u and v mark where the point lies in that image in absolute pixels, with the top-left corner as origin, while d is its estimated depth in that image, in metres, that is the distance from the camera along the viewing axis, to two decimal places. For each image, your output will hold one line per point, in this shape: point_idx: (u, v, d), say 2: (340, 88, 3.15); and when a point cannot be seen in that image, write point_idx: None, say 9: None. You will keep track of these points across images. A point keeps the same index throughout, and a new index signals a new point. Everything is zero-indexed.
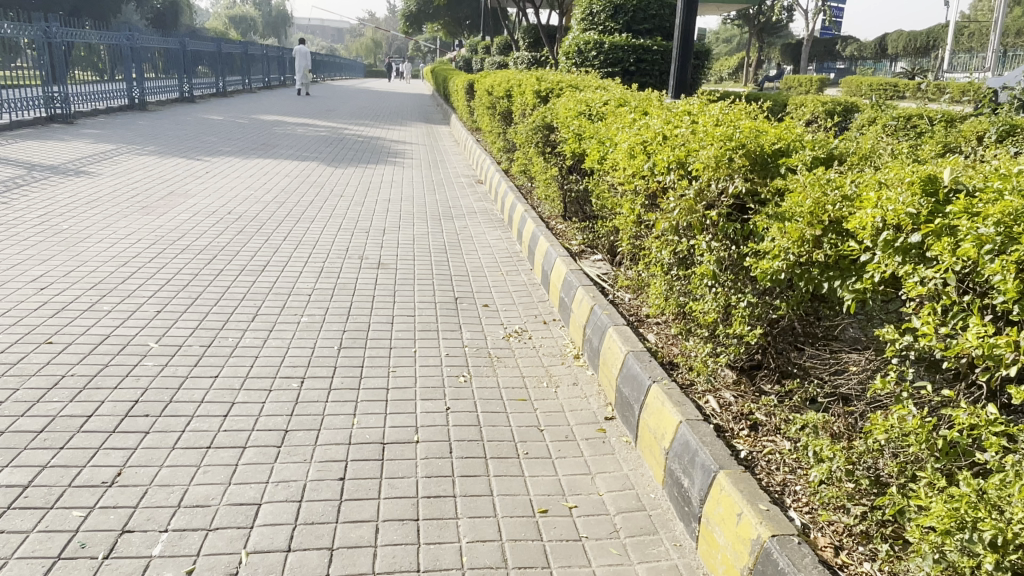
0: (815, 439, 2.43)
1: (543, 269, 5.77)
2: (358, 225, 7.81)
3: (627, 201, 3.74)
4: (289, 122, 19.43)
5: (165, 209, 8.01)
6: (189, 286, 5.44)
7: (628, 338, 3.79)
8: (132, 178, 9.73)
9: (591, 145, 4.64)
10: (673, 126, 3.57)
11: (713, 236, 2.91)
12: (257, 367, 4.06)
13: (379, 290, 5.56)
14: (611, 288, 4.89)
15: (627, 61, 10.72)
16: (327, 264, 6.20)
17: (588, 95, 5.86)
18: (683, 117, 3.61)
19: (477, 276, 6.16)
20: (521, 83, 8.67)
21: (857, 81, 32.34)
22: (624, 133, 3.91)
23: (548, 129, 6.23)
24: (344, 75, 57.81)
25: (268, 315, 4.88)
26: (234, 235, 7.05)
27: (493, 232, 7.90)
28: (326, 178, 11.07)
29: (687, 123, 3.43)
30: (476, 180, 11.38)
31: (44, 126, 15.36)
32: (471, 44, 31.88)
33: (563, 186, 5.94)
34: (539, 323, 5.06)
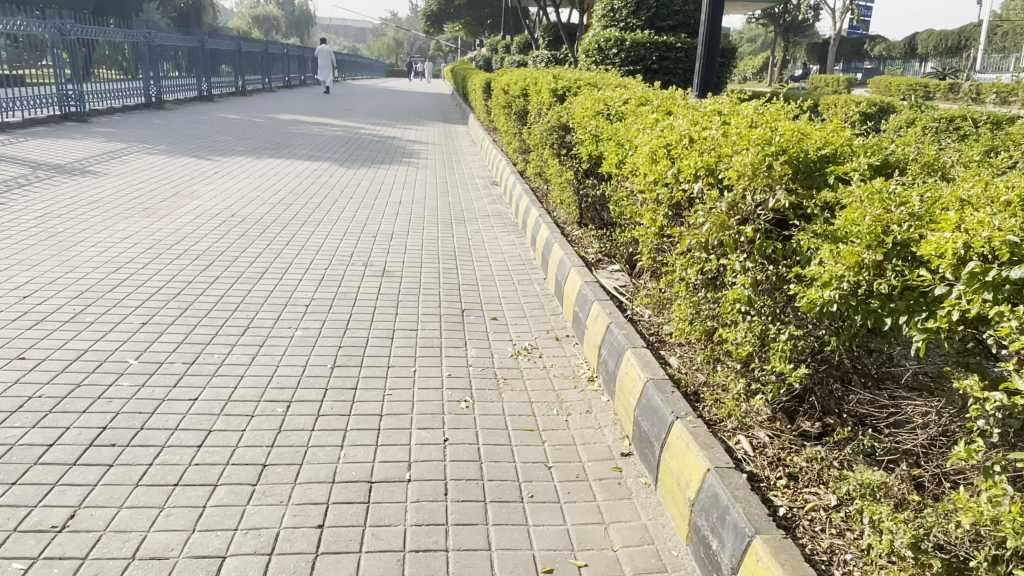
0: (873, 505, 2.04)
1: (557, 280, 5.39)
2: (365, 229, 7.48)
3: (648, 211, 3.34)
4: (305, 121, 19.19)
5: (167, 211, 7.74)
6: (180, 295, 5.13)
7: (648, 364, 3.42)
8: (138, 179, 9.47)
9: (609, 148, 4.25)
10: (700, 126, 3.17)
11: (748, 256, 2.51)
12: (241, 388, 3.73)
13: (381, 300, 5.22)
14: (631, 303, 4.50)
15: (650, 59, 10.30)
16: (328, 272, 5.87)
17: (608, 93, 5.46)
18: (713, 117, 3.21)
19: (486, 286, 5.79)
20: (538, 80, 8.29)
21: (886, 81, 31.56)
22: (645, 135, 3.52)
23: (564, 130, 5.85)
24: (365, 75, 57.71)
25: (261, 329, 4.55)
26: (235, 240, 6.74)
27: (507, 237, 7.54)
28: (337, 179, 10.75)
29: (717, 124, 3.03)
30: (492, 181, 11.03)
31: (59, 124, 15.24)
32: (492, 43, 31.56)
33: (579, 190, 5.55)
34: (551, 340, 4.68)
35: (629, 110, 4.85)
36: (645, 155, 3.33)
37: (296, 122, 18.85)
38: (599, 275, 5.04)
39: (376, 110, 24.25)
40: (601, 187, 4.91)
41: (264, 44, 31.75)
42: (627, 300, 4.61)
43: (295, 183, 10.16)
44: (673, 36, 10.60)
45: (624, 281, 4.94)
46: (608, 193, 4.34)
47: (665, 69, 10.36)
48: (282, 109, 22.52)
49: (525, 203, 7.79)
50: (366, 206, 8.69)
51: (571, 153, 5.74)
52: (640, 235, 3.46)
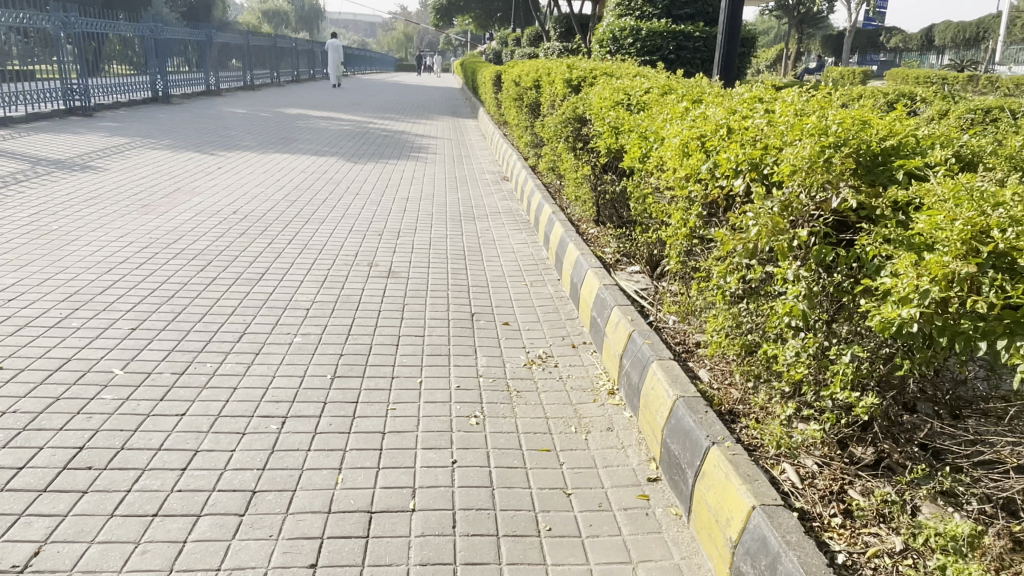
0: (959, 564, 1.75)
1: (573, 281, 5.08)
2: (371, 227, 7.20)
3: (678, 210, 3.02)
4: (312, 116, 18.91)
5: (167, 208, 7.46)
6: (174, 298, 4.84)
7: (676, 379, 3.11)
8: (139, 175, 9.21)
9: (632, 141, 3.92)
10: (739, 116, 2.85)
11: (801, 263, 2.16)
12: (232, 402, 3.45)
13: (387, 303, 4.93)
14: (654, 310, 4.18)
15: (666, 49, 9.94)
16: (331, 272, 5.58)
17: (627, 83, 5.13)
18: (752, 105, 2.89)
19: (497, 288, 5.48)
20: (551, 71, 7.96)
21: (902, 74, 30.98)
22: (674, 126, 3.20)
23: (580, 122, 5.52)
24: (374, 69, 57.39)
25: (258, 336, 4.26)
26: (235, 238, 6.45)
27: (519, 234, 7.23)
28: (343, 175, 10.46)
29: (759, 113, 2.71)
30: (502, 176, 10.71)
31: (63, 119, 14.99)
32: (502, 36, 31.19)
33: (596, 187, 5.23)
34: (567, 347, 4.37)
35: (652, 100, 4.52)
36: (676, 148, 3.01)
37: (303, 117, 18.57)
38: (618, 278, 4.73)
39: (385, 104, 23.96)
40: (621, 183, 4.58)
41: (273, 38, 31.48)
42: (649, 305, 4.29)
43: (300, 179, 9.89)
44: (691, 25, 10.24)
45: (645, 284, 4.62)
46: (630, 190, 4.03)
47: (683, 59, 9.99)
48: (290, 103, 22.24)
49: (537, 199, 7.49)
50: (372, 203, 8.40)
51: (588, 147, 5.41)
52: (669, 236, 3.14)
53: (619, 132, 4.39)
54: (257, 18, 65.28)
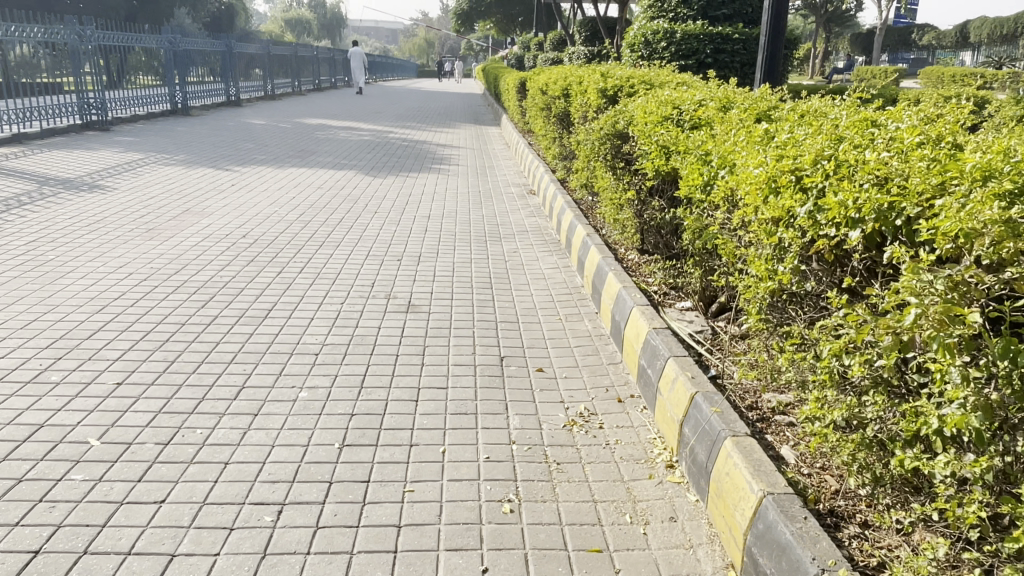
0: None
1: (614, 318, 4.51)
2: (390, 251, 6.67)
3: (763, 259, 2.46)
4: (332, 126, 18.53)
5: (173, 231, 7.02)
6: (169, 342, 4.35)
7: (759, 464, 2.51)
8: (148, 194, 8.79)
9: (692, 166, 3.38)
10: (844, 144, 2.30)
11: (975, 356, 1.66)
12: (222, 484, 2.95)
13: (405, 345, 4.40)
14: (715, 360, 3.59)
15: (703, 53, 9.35)
16: (344, 307, 5.07)
17: (673, 94, 4.59)
18: (861, 133, 2.34)
19: (527, 324, 4.92)
20: (580, 81, 7.43)
21: (936, 72, 29.95)
22: (756, 154, 2.64)
23: (621, 138, 4.95)
24: (396, 76, 57.22)
25: (258, 392, 3.76)
26: (243, 266, 5.97)
27: (549, 257, 6.68)
28: (361, 190, 9.96)
29: (878, 145, 2.17)
30: (528, 189, 10.17)
31: (79, 134, 14.70)
32: (524, 41, 30.71)
33: (640, 213, 4.66)
34: (611, 400, 3.79)
35: (709, 116, 3.98)
36: (759, 184, 2.46)
37: (323, 127, 18.17)
38: (669, 317, 4.14)
39: (407, 112, 23.56)
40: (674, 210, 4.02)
41: (294, 47, 31.28)
42: (710, 354, 3.70)
43: (316, 195, 9.41)
44: (729, 26, 9.62)
45: (703, 326, 4.03)
46: (688, 222, 3.47)
47: (721, 63, 9.36)
48: (310, 113, 21.88)
49: (569, 217, 6.92)
50: (390, 222, 7.89)
51: (630, 166, 4.86)
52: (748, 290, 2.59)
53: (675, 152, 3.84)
54: (280, 27, 65.55)
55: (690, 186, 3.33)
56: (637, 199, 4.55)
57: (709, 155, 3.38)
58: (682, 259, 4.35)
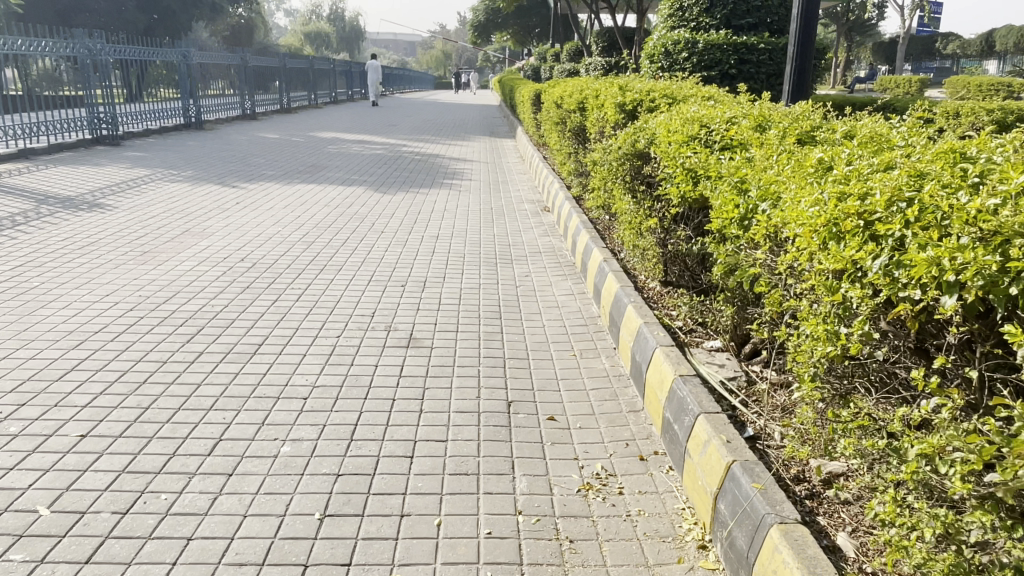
0: None
1: (634, 358, 4.09)
2: (394, 276, 6.25)
3: (821, 318, 2.09)
4: (345, 140, 18.26)
5: (168, 254, 6.68)
6: (146, 385, 3.97)
7: (814, 566, 2.08)
8: (149, 213, 8.47)
9: (727, 196, 2.98)
10: (931, 182, 1.97)
11: None
12: (181, 568, 2.56)
13: (404, 388, 4.00)
14: (753, 417, 3.16)
15: (727, 63, 8.96)
16: (341, 341, 4.67)
17: (698, 110, 4.18)
18: (951, 170, 2.03)
19: (538, 362, 4.49)
20: (596, 94, 7.04)
21: (962, 81, 29.27)
22: (812, 189, 2.27)
23: (641, 158, 4.52)
24: (413, 88, 57.16)
25: (236, 447, 3.36)
26: (236, 294, 5.60)
27: (564, 282, 6.26)
28: (368, 208, 9.56)
29: (980, 188, 1.84)
30: (543, 206, 9.77)
31: (88, 149, 14.50)
32: (541, 52, 30.45)
33: (663, 242, 4.22)
34: (632, 457, 3.36)
35: (745, 136, 3.57)
36: (818, 232, 2.12)
37: (335, 141, 17.91)
38: (697, 362, 3.71)
39: (422, 125, 23.31)
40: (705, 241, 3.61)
41: (311, 59, 31.17)
42: (746, 408, 3.28)
43: (321, 213, 9.03)
44: (754, 36, 9.21)
45: (736, 371, 3.60)
46: (721, 259, 3.06)
47: (746, 74, 8.96)
48: (324, 126, 21.66)
49: (584, 239, 6.50)
50: (397, 244, 7.49)
51: (653, 188, 4.43)
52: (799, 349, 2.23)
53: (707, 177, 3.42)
54: (298, 40, 65.89)
55: (727, 218, 2.93)
56: (660, 226, 4.11)
57: (746, 183, 2.97)
58: (712, 293, 3.94)
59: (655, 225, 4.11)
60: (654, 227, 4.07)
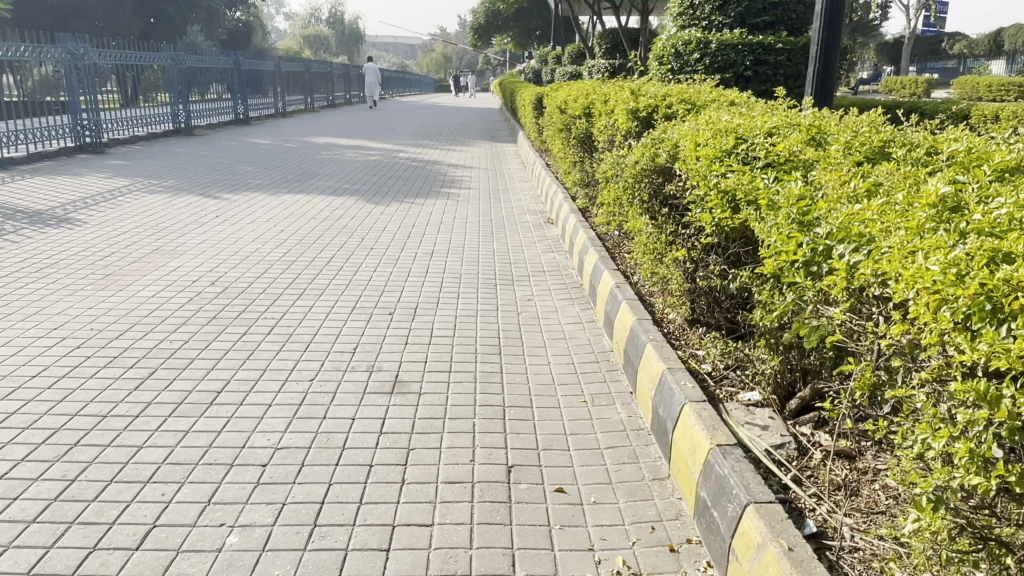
0: None
1: (657, 411, 3.47)
2: (382, 302, 5.63)
3: (969, 432, 1.67)
4: (340, 146, 17.67)
5: (133, 277, 6.08)
6: (77, 449, 3.39)
7: None
8: (121, 228, 7.88)
9: (786, 233, 2.43)
10: None
11: None
12: None
13: (384, 450, 3.41)
14: (812, 504, 2.58)
15: (743, 65, 8.34)
16: (315, 385, 4.07)
17: (727, 119, 3.59)
18: None
19: (542, 412, 3.84)
20: (602, 99, 6.44)
21: (971, 81, 28.68)
22: (939, 250, 1.89)
23: (662, 174, 3.89)
24: (413, 92, 56.55)
25: (172, 538, 2.77)
26: (202, 325, 5.00)
27: (570, 307, 5.64)
28: (357, 221, 8.89)
29: None
30: (546, 218, 9.14)
31: (71, 158, 13.90)
32: (542, 55, 29.87)
33: (689, 275, 3.61)
34: (660, 547, 2.73)
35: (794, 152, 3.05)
36: (953, 304, 1.73)
37: (330, 147, 17.29)
38: (735, 422, 3.08)
39: (420, 130, 22.71)
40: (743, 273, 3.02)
41: (307, 63, 30.55)
42: (801, 487, 2.70)
43: (306, 227, 8.39)
44: (771, 35, 8.62)
45: (784, 435, 2.99)
46: (779, 309, 2.48)
47: (762, 76, 8.36)
48: (319, 132, 21.04)
49: (592, 259, 5.87)
50: (387, 263, 6.85)
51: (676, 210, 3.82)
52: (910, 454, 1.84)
53: (750, 202, 2.84)
54: (297, 44, 65.47)
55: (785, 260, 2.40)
56: (687, 257, 3.49)
57: (814, 218, 2.45)
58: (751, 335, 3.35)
59: (682, 257, 3.49)
60: (681, 259, 3.47)
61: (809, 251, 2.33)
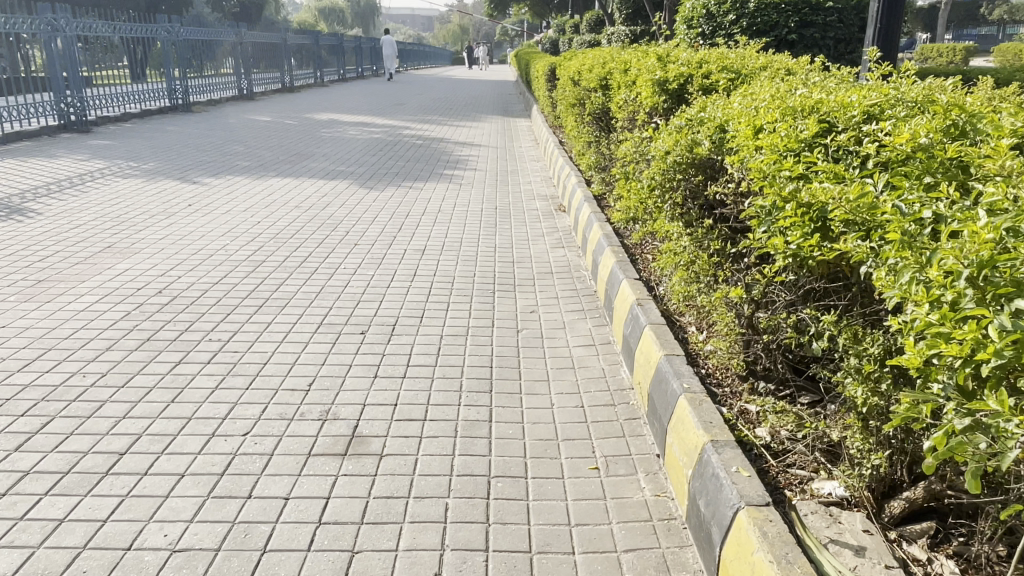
0: None
1: (695, 503, 2.53)
2: (356, 314, 4.70)
3: None
4: (343, 122, 16.66)
5: (69, 283, 5.19)
6: None
7: None
8: (76, 220, 6.98)
9: (953, 301, 1.55)
10: None
11: None
12: None
13: (321, 555, 2.50)
14: None
15: (786, 27, 7.23)
16: (249, 442, 3.18)
17: (802, 91, 2.62)
18: None
19: (541, 487, 2.91)
20: (618, 69, 5.42)
21: (1016, 48, 26.91)
22: None
23: (705, 171, 2.93)
24: (429, 65, 54.98)
25: None
26: (128, 351, 4.09)
27: (581, 322, 4.67)
28: (344, 209, 7.89)
29: None
30: (557, 204, 8.14)
31: (53, 137, 13.00)
32: (560, 24, 28.46)
33: (745, 318, 2.65)
34: None
35: (920, 143, 2.07)
36: None
37: (332, 124, 16.24)
38: (814, 542, 2.13)
39: (431, 104, 21.62)
40: (826, 320, 2.14)
41: (316, 35, 29.29)
42: None
43: (287, 217, 7.44)
44: None
45: (890, 568, 2.05)
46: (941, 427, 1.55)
47: (809, 40, 7.27)
48: (324, 107, 20.00)
49: (609, 263, 4.87)
50: (370, 262, 5.88)
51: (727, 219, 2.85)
52: None
53: (857, 230, 1.90)
54: (311, 16, 64.14)
55: (960, 357, 1.51)
56: (745, 295, 2.54)
57: (1017, 288, 1.49)
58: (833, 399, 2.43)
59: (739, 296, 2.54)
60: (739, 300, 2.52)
61: (1010, 345, 1.44)
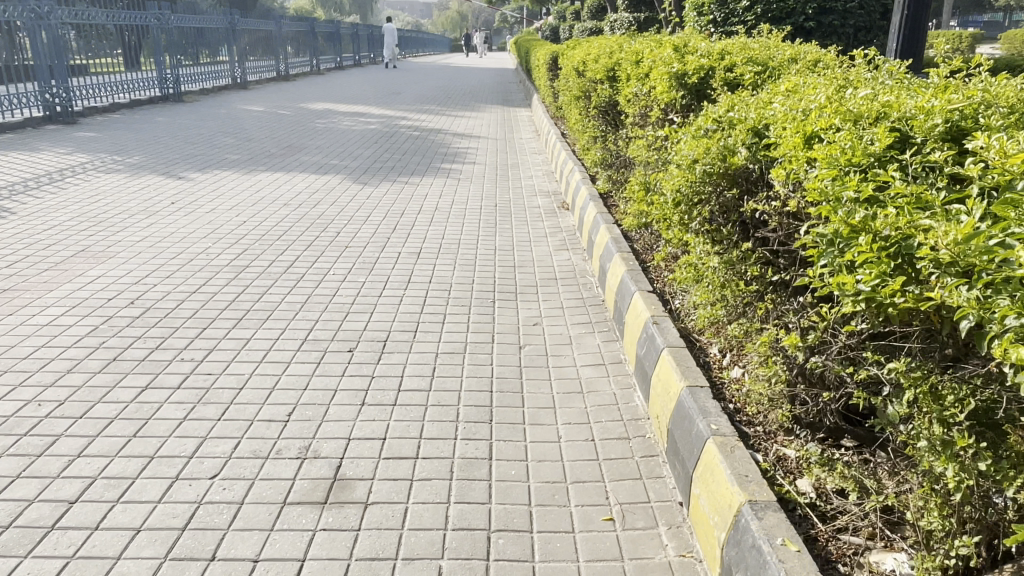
0: None
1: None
2: (344, 328, 4.31)
3: None
4: (338, 112, 16.22)
5: (36, 293, 4.80)
6: None
7: None
8: (52, 220, 6.58)
9: None
10: None
11: None
12: None
13: None
14: None
15: (802, 14, 6.83)
16: (217, 487, 2.81)
17: (867, 94, 2.32)
18: None
19: (547, 544, 2.54)
20: (627, 61, 5.03)
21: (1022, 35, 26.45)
22: None
23: (735, 185, 2.62)
24: (428, 52, 54.26)
25: None
26: (92, 375, 3.71)
27: (588, 336, 4.30)
28: (335, 208, 7.48)
29: None
30: (560, 201, 7.75)
31: (38, 129, 12.56)
32: (560, 11, 27.92)
33: (796, 364, 2.30)
34: None
35: None
36: None
37: (327, 114, 15.79)
38: None
39: (430, 93, 21.16)
40: (895, 370, 1.81)
41: (312, 22, 28.71)
42: None
43: (276, 215, 7.06)
44: None
45: None
46: None
47: (827, 28, 6.86)
48: (319, 96, 19.52)
49: (618, 272, 4.47)
50: (361, 268, 5.49)
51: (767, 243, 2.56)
52: None
53: (956, 274, 1.60)
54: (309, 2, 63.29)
55: None
56: (800, 346, 2.17)
57: None
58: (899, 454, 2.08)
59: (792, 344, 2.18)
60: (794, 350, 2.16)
61: None
